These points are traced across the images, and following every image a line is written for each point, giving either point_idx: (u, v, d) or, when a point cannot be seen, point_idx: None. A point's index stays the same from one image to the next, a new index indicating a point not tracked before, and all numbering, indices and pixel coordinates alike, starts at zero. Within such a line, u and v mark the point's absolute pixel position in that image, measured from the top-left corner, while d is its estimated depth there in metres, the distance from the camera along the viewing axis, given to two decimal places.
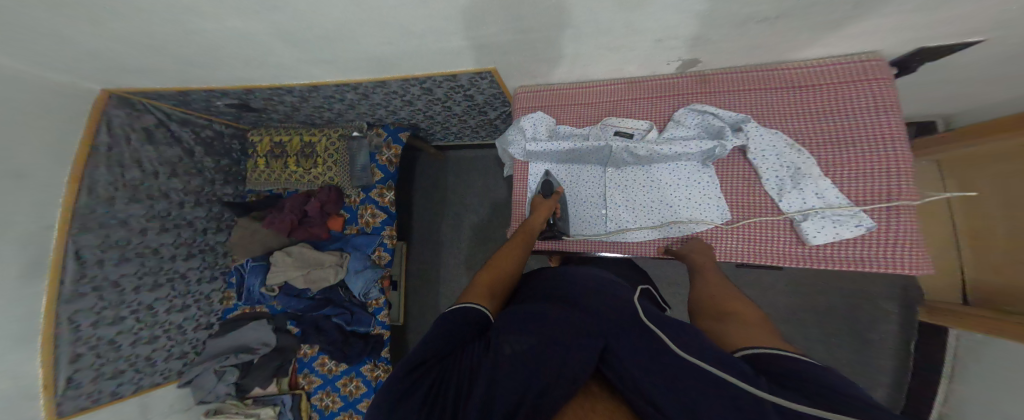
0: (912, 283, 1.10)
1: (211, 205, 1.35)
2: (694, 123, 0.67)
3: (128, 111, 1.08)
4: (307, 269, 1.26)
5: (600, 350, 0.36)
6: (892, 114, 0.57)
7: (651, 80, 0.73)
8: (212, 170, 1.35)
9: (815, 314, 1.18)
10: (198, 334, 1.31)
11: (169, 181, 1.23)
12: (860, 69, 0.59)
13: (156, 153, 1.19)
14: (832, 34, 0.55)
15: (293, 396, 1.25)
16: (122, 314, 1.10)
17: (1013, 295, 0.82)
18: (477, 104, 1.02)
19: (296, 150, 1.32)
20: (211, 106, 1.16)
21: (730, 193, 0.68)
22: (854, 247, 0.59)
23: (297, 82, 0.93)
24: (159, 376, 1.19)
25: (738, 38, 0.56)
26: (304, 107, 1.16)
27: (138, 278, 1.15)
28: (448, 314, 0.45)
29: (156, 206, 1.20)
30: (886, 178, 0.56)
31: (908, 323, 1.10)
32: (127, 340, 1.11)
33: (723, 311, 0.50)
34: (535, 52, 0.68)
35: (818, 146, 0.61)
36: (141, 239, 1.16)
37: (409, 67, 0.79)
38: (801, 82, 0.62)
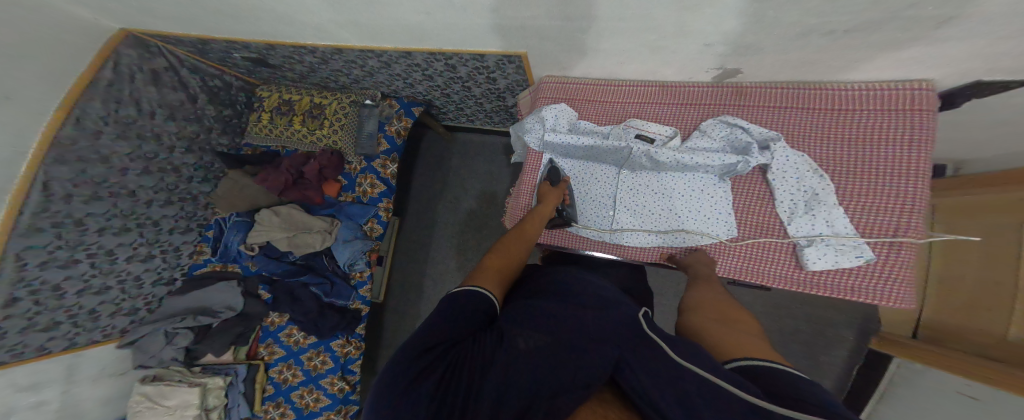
0: (872, 315, 1.14)
1: (202, 153, 1.32)
2: (720, 136, 0.66)
3: (140, 52, 1.08)
4: (292, 232, 1.21)
5: (614, 361, 0.34)
6: (924, 150, 0.55)
7: (684, 86, 0.71)
8: (211, 119, 1.31)
9: (779, 334, 1.21)
10: (156, 290, 1.24)
11: (164, 123, 1.19)
12: (902, 98, 0.55)
13: (159, 94, 1.16)
14: (877, 61, 0.53)
15: (249, 367, 1.20)
16: (77, 257, 1.04)
17: (961, 336, 0.85)
18: (498, 89, 0.99)
19: (305, 109, 1.27)
20: (228, 57, 1.17)
21: (742, 211, 0.68)
22: (849, 277, 0.61)
23: (323, 42, 0.92)
24: (98, 333, 1.11)
25: (791, 50, 0.54)
26: (323, 69, 1.14)
27: (105, 221, 1.09)
28: (453, 296, 0.44)
29: (143, 147, 1.14)
30: (899, 215, 0.56)
31: (858, 350, 1.15)
32: (74, 290, 1.04)
33: (723, 317, 0.51)
34: (572, 42, 0.65)
35: (837, 174, 0.61)
36: (120, 178, 1.11)
37: (437, 39, 0.76)
38: (836, 105, 0.60)
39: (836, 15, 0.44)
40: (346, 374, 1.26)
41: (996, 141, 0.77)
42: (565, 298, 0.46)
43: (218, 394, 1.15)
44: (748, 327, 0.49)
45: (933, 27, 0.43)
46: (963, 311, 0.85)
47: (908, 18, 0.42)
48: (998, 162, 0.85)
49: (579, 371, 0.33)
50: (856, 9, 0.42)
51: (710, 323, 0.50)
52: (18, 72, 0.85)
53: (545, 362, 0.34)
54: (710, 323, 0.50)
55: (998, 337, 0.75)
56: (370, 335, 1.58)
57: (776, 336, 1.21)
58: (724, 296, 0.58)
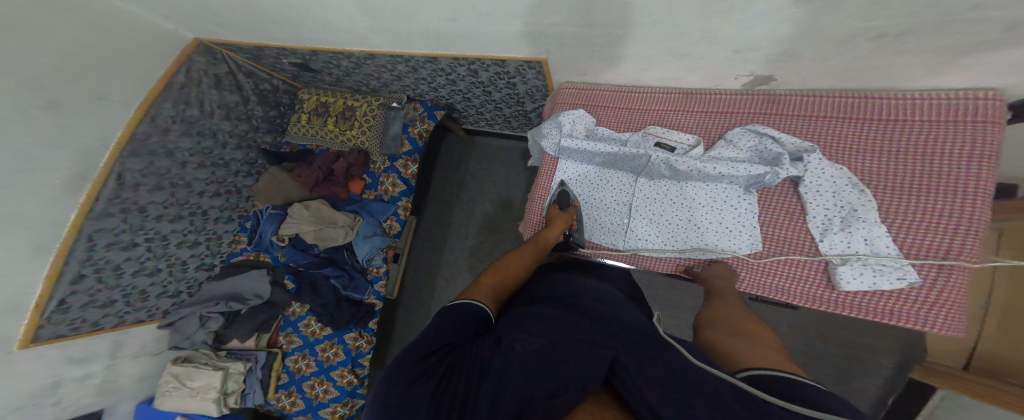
0: (919, 343, 1.04)
1: (250, 150, 1.41)
2: (748, 146, 0.63)
3: (208, 59, 1.21)
4: (318, 226, 1.26)
5: (610, 360, 0.34)
6: (986, 166, 0.49)
7: (710, 93, 0.68)
8: (260, 119, 1.42)
9: (808, 357, 1.13)
10: (198, 274, 1.33)
11: (221, 122, 1.30)
12: (961, 108, 0.50)
13: (219, 96, 1.27)
14: (933, 67, 0.49)
15: (269, 354, 1.26)
16: (138, 241, 1.14)
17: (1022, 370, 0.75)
18: (516, 94, 1.00)
19: (338, 111, 1.34)
20: (277, 62, 1.26)
21: (768, 224, 0.64)
22: (886, 299, 0.56)
23: (358, 48, 0.97)
24: (144, 313, 1.21)
25: (835, 57, 0.51)
26: (357, 73, 1.20)
27: (163, 207, 1.19)
28: (453, 307, 0.45)
29: (203, 143, 1.27)
30: (951, 236, 0.51)
31: (897, 379, 1.05)
32: (130, 270, 1.14)
33: (741, 330, 0.51)
34: (595, 49, 0.65)
35: (880, 189, 0.56)
36: (181, 170, 1.22)
37: (461, 45, 0.78)
38: (881, 114, 0.56)
39: (883, 19, 0.41)
40: (357, 368, 1.30)
41: None
42: (568, 303, 0.46)
43: (237, 379, 1.22)
44: (762, 340, 0.48)
45: (999, 31, 0.39)
46: None
47: (968, 21, 0.39)
48: None
49: (578, 369, 0.33)
50: (907, 11, 0.39)
51: (729, 341, 0.48)
52: (98, 72, 0.96)
53: (540, 365, 0.33)
54: (725, 338, 0.49)
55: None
56: (382, 328, 1.63)
57: (805, 360, 1.13)
58: (747, 312, 0.56)
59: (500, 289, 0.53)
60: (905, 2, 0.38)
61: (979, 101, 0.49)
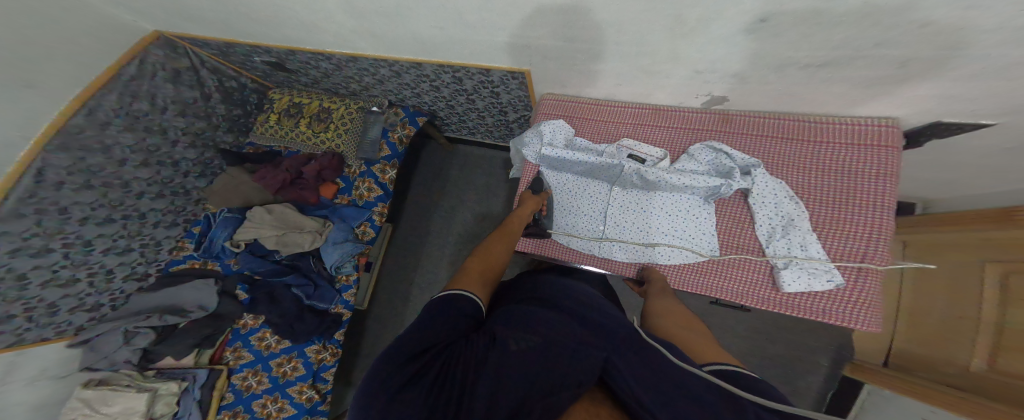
0: (846, 342, 1.16)
1: (205, 149, 1.34)
2: (706, 160, 0.71)
3: (168, 52, 1.15)
4: (282, 231, 1.20)
5: (602, 365, 0.35)
6: (889, 182, 0.59)
7: (675, 110, 0.76)
8: (220, 117, 1.34)
9: (761, 360, 1.21)
10: (126, 286, 1.20)
11: (174, 118, 1.23)
12: (870, 134, 0.61)
13: (175, 92, 1.21)
14: (859, 96, 0.58)
15: (211, 371, 1.14)
16: (52, 246, 1.01)
17: (935, 366, 0.87)
18: (500, 104, 1.04)
19: (312, 113, 1.30)
20: (248, 60, 1.22)
21: (724, 231, 0.71)
22: (820, 299, 0.63)
23: (340, 50, 0.97)
24: (51, 330, 1.06)
25: (777, 81, 0.60)
26: (337, 75, 1.18)
27: (90, 210, 1.08)
28: (440, 300, 0.46)
29: (148, 140, 1.17)
30: (866, 242, 0.60)
31: (833, 377, 1.15)
32: (39, 280, 1.00)
33: (691, 324, 0.57)
34: (574, 62, 0.70)
35: (812, 201, 0.64)
36: (116, 168, 1.12)
37: (446, 53, 0.82)
38: (813, 137, 0.65)
39: (811, 49, 0.49)
40: (317, 382, 1.21)
41: (972, 180, 0.82)
42: (553, 305, 0.47)
43: (169, 401, 1.09)
44: (704, 332, 0.55)
45: (895, 67, 0.49)
46: (930, 341, 0.91)
47: (870, 56, 0.48)
48: (970, 203, 0.91)
49: (570, 371, 0.33)
50: (829, 45, 0.48)
51: (684, 332, 0.54)
52: (31, 47, 0.87)
53: (534, 366, 0.34)
54: (680, 329, 0.55)
55: (970, 371, 0.77)
56: (349, 339, 1.54)
57: (759, 363, 1.21)
58: (681, 307, 0.63)
59: (488, 273, 0.55)
60: (826, 36, 0.46)
61: (881, 129, 0.60)
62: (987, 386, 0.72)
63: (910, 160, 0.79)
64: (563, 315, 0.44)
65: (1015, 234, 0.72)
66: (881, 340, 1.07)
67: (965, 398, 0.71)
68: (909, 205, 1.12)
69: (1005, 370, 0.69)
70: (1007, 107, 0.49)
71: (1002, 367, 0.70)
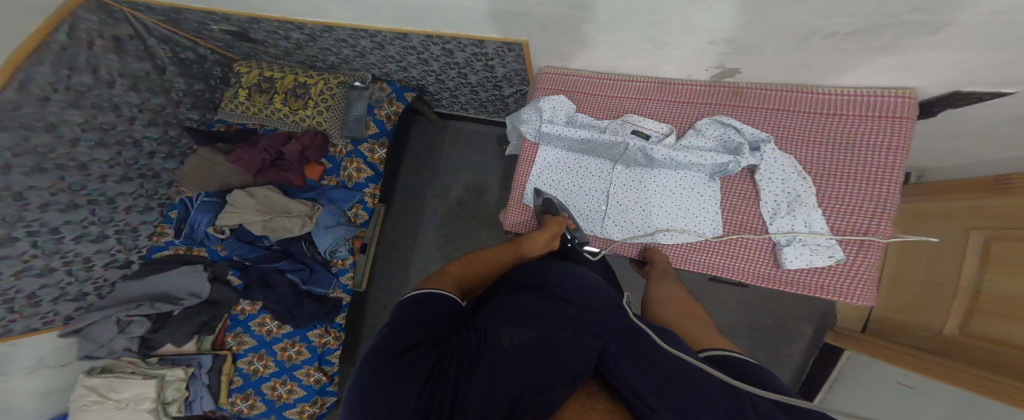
0: (830, 310, 1.22)
1: (169, 127, 1.24)
2: (714, 135, 0.68)
3: (104, 17, 1.00)
4: (267, 216, 1.15)
5: (597, 352, 0.35)
6: (901, 155, 0.58)
7: (683, 84, 0.72)
8: (182, 92, 1.23)
9: (749, 329, 1.28)
10: (109, 273, 1.16)
11: (125, 93, 1.11)
12: (887, 106, 0.59)
13: (122, 63, 1.08)
14: (875, 62, 0.55)
15: (215, 357, 1.14)
16: (16, 235, 0.96)
17: (910, 331, 0.94)
18: (494, 78, 0.98)
19: (287, 88, 1.21)
20: (203, 29, 1.10)
21: (729, 210, 0.71)
22: (822, 275, 0.64)
23: (312, 18, 0.88)
24: (38, 320, 1.04)
25: (794, 52, 0.56)
26: (311, 47, 1.08)
27: (49, 196, 1.00)
28: (421, 301, 0.44)
29: (100, 117, 1.06)
30: (871, 217, 0.60)
31: (816, 344, 1.23)
32: (12, 269, 0.96)
33: (689, 311, 0.58)
34: (576, 33, 0.65)
35: (819, 176, 0.64)
36: (69, 148, 1.02)
37: (430, 21, 0.74)
38: (826, 110, 0.63)
39: (840, 17, 0.46)
40: (324, 365, 1.23)
41: (970, 150, 0.83)
42: (551, 294, 0.47)
43: (179, 387, 1.11)
44: (701, 318, 0.56)
45: (928, 35, 0.45)
46: (908, 307, 0.97)
47: (907, 23, 0.44)
48: (962, 171, 0.93)
49: (565, 362, 0.34)
50: (862, 10, 0.44)
51: (681, 320, 0.55)
52: None
53: (528, 359, 0.34)
54: (675, 317, 0.56)
55: (944, 336, 0.83)
56: (351, 320, 1.56)
57: (747, 332, 1.28)
58: (682, 291, 0.65)
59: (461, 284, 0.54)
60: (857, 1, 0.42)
61: (899, 99, 0.58)
62: (967, 354, 0.77)
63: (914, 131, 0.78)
64: (561, 305, 0.44)
65: (1008, 202, 0.74)
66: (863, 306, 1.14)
67: (949, 368, 0.76)
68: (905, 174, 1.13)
69: (978, 335, 0.75)
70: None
71: (976, 332, 0.76)
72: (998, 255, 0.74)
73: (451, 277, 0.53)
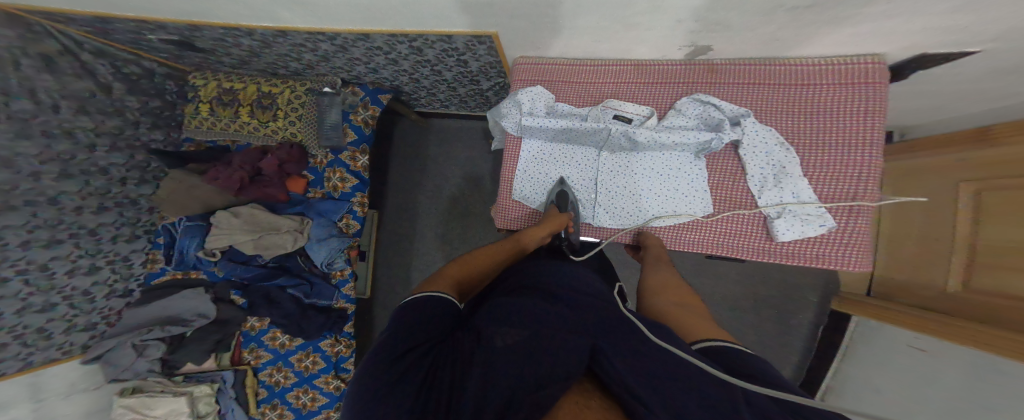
0: (834, 278, 1.23)
1: (133, 151, 1.18)
2: (694, 114, 0.69)
3: (23, 32, 0.89)
4: (257, 234, 1.13)
5: (589, 349, 0.36)
6: (878, 120, 0.60)
7: (658, 65, 0.71)
8: (136, 111, 1.15)
9: (754, 303, 1.29)
10: (112, 302, 1.17)
11: (74, 118, 1.03)
12: (860, 72, 0.60)
13: (58, 83, 0.99)
14: (838, 32, 0.54)
15: (236, 372, 1.17)
16: (4, 275, 0.94)
17: (912, 291, 0.95)
18: (469, 72, 0.96)
19: (251, 99, 1.14)
20: (140, 38, 0.97)
21: (717, 187, 0.71)
22: (815, 245, 0.65)
23: (258, 23, 0.79)
24: (55, 351, 1.05)
25: (759, 25, 0.55)
26: (265, 53, 0.99)
27: (27, 233, 0.98)
28: (416, 303, 0.43)
29: (54, 146, 1.00)
30: (857, 182, 0.61)
31: (823, 312, 1.24)
32: (13, 308, 0.96)
33: (681, 298, 0.58)
34: (544, 19, 0.62)
35: (802, 145, 0.64)
36: (32, 184, 0.97)
37: (392, 20, 0.70)
38: (802, 80, 0.63)
39: None
40: (341, 372, 1.25)
41: (947, 105, 0.83)
42: (547, 293, 0.48)
43: (209, 401, 1.13)
44: (694, 306, 0.56)
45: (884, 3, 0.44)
46: (908, 266, 0.98)
47: None
48: (943, 125, 0.93)
49: (558, 362, 0.33)
50: None
51: (674, 307, 0.55)
52: None
53: (519, 361, 0.34)
54: (670, 306, 0.56)
55: (947, 293, 0.84)
56: (360, 328, 1.57)
57: (752, 305, 1.30)
58: (675, 276, 0.66)
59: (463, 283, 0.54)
60: None
61: (868, 66, 0.59)
62: (982, 311, 0.75)
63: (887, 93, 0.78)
64: (551, 304, 0.44)
65: (998, 151, 0.73)
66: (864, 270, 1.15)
67: (966, 327, 0.75)
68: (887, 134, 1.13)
69: (979, 290, 0.76)
70: (989, 37, 0.48)
71: (983, 287, 0.75)
72: (990, 205, 0.74)
73: (452, 275, 0.53)
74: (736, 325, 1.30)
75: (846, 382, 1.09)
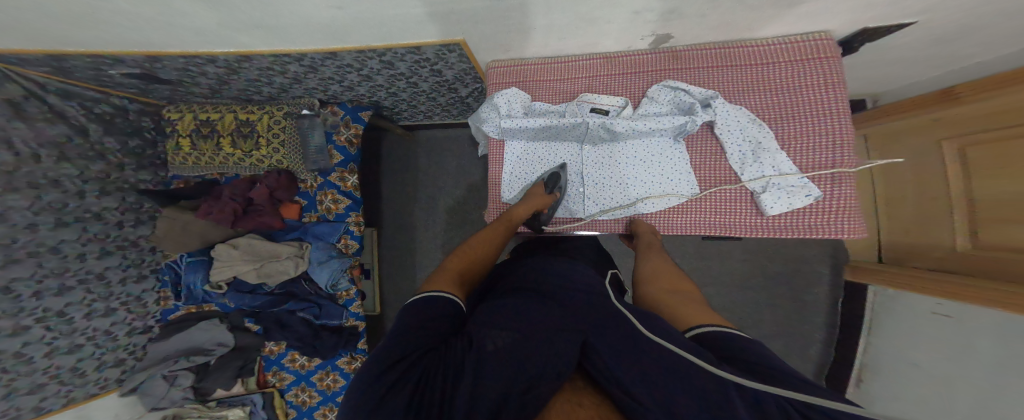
0: (842, 246, 1.24)
1: (124, 194, 1.17)
2: (667, 99, 0.70)
3: None
4: (259, 263, 1.16)
5: (581, 344, 0.38)
6: (839, 90, 0.63)
7: (626, 55, 0.73)
8: (118, 153, 1.13)
9: (765, 281, 1.30)
10: (135, 339, 1.21)
11: (58, 166, 1.00)
12: (814, 47, 0.64)
13: (33, 131, 0.95)
14: (789, 12, 0.58)
15: (264, 394, 1.22)
16: (26, 324, 0.96)
17: (923, 253, 0.95)
18: (445, 81, 0.98)
19: (229, 128, 1.11)
20: (104, 76, 0.93)
21: (700, 167, 0.72)
22: (805, 216, 0.65)
23: (222, 49, 0.77)
24: (93, 387, 1.12)
25: (710, 11, 0.57)
26: (236, 80, 0.97)
27: (37, 283, 0.98)
28: (411, 308, 0.44)
29: (45, 196, 0.99)
30: (833, 150, 0.63)
31: (837, 283, 1.24)
32: (41, 352, 1.00)
33: (678, 286, 0.58)
34: (509, 22, 0.63)
35: (774, 119, 0.66)
36: (30, 235, 0.96)
37: (360, 35, 0.69)
38: (763, 59, 0.67)
39: None
40: None
41: (913, 70, 0.85)
42: (539, 293, 0.49)
43: None
44: (690, 294, 0.56)
45: None
46: (914, 228, 0.97)
47: None
48: (915, 87, 0.95)
49: (549, 361, 0.35)
50: None
51: (670, 296, 0.55)
52: None
53: (512, 360, 0.35)
54: (664, 295, 0.56)
55: (960, 252, 0.84)
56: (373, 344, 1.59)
57: (763, 282, 1.30)
58: (670, 263, 0.66)
59: (461, 279, 0.54)
60: None
61: (819, 42, 0.64)
62: (1017, 270, 0.70)
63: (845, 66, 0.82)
64: (544, 303, 0.46)
65: (989, 104, 0.73)
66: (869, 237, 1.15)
67: (997, 289, 0.70)
68: (860, 102, 1.15)
69: (998, 246, 0.75)
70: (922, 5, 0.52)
71: (1006, 243, 0.73)
72: (1004, 159, 0.70)
73: (452, 270, 0.54)
74: (751, 306, 1.30)
75: (875, 356, 1.06)
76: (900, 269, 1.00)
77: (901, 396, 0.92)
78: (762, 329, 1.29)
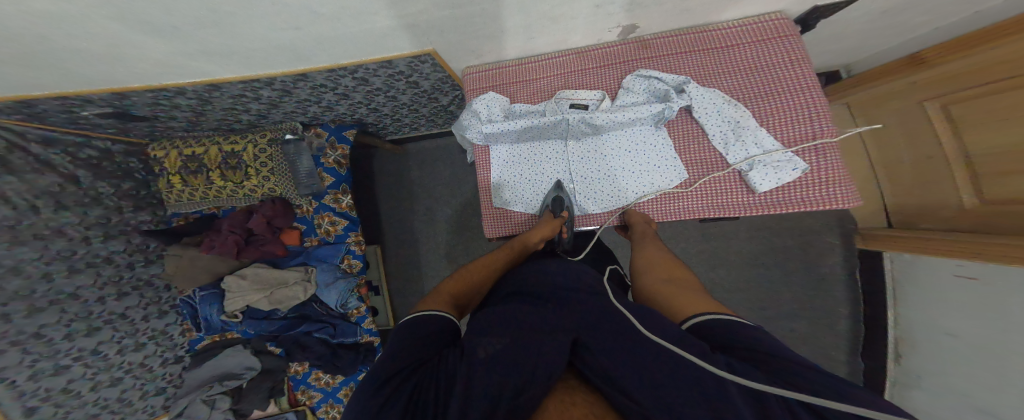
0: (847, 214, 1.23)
1: (129, 235, 1.17)
2: (642, 89, 0.71)
3: None
4: (269, 290, 1.17)
5: (572, 342, 0.39)
6: (805, 64, 0.65)
7: (596, 49, 0.75)
8: (113, 196, 1.13)
9: (775, 257, 1.29)
10: (169, 369, 1.26)
11: (57, 215, 1.01)
12: (774, 27, 0.67)
13: (26, 183, 0.95)
14: None
15: (297, 413, 1.23)
16: (65, 363, 1.02)
17: (933, 214, 0.93)
18: (423, 91, 0.99)
19: (217, 161, 1.12)
20: (79, 118, 0.93)
21: (684, 152, 0.72)
22: (794, 190, 0.66)
23: (187, 80, 0.76)
24: (142, 414, 1.20)
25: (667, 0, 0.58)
26: (212, 110, 0.98)
27: (66, 326, 1.03)
28: (404, 326, 0.44)
29: (53, 246, 1.00)
30: (811, 123, 0.64)
31: (850, 252, 1.23)
32: (86, 387, 1.07)
33: (676, 274, 0.58)
34: (475, 28, 0.64)
35: (748, 98, 0.67)
36: (47, 283, 0.99)
37: (333, 54, 0.70)
38: (729, 41, 0.68)
39: None
40: None
41: (883, 35, 0.85)
42: (534, 296, 0.49)
43: None
44: (687, 281, 0.56)
45: None
46: (917, 190, 0.96)
47: None
48: (886, 56, 0.96)
49: (540, 363, 0.35)
50: None
51: (664, 286, 0.55)
52: None
53: (506, 363, 0.35)
54: (662, 284, 0.56)
55: (968, 208, 0.83)
56: None
57: (774, 258, 1.29)
58: (665, 251, 0.66)
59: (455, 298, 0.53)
60: None
61: (777, 22, 0.67)
62: None
63: (813, 40, 0.82)
64: (539, 306, 0.46)
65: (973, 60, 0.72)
66: (872, 204, 1.14)
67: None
68: (835, 73, 1.16)
69: (1007, 199, 0.73)
70: None
71: (1014, 195, 0.71)
72: (1004, 109, 0.68)
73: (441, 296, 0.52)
74: (768, 284, 1.29)
75: (910, 328, 1.04)
76: (910, 233, 0.98)
77: (950, 370, 0.86)
78: (781, 307, 1.28)
